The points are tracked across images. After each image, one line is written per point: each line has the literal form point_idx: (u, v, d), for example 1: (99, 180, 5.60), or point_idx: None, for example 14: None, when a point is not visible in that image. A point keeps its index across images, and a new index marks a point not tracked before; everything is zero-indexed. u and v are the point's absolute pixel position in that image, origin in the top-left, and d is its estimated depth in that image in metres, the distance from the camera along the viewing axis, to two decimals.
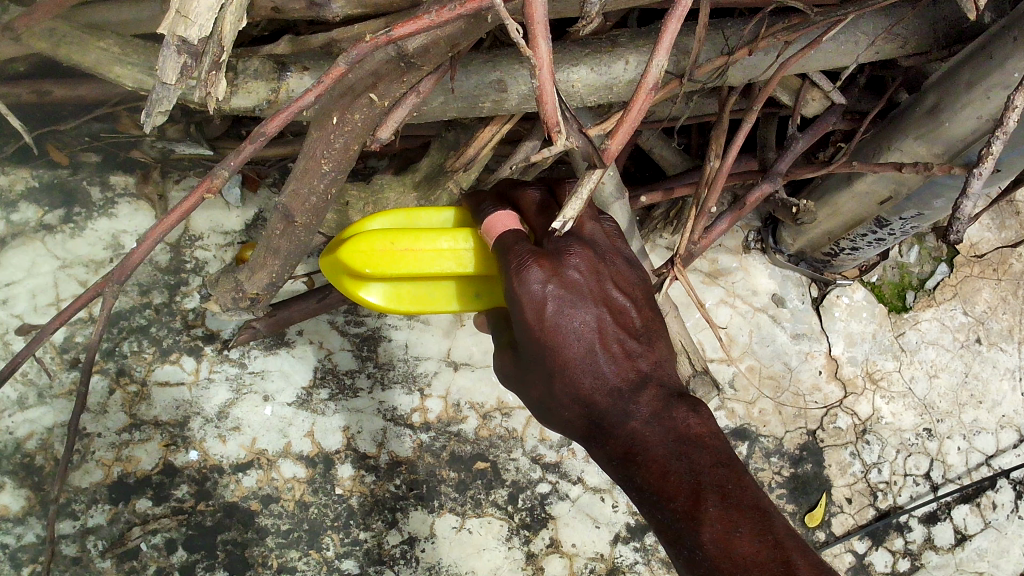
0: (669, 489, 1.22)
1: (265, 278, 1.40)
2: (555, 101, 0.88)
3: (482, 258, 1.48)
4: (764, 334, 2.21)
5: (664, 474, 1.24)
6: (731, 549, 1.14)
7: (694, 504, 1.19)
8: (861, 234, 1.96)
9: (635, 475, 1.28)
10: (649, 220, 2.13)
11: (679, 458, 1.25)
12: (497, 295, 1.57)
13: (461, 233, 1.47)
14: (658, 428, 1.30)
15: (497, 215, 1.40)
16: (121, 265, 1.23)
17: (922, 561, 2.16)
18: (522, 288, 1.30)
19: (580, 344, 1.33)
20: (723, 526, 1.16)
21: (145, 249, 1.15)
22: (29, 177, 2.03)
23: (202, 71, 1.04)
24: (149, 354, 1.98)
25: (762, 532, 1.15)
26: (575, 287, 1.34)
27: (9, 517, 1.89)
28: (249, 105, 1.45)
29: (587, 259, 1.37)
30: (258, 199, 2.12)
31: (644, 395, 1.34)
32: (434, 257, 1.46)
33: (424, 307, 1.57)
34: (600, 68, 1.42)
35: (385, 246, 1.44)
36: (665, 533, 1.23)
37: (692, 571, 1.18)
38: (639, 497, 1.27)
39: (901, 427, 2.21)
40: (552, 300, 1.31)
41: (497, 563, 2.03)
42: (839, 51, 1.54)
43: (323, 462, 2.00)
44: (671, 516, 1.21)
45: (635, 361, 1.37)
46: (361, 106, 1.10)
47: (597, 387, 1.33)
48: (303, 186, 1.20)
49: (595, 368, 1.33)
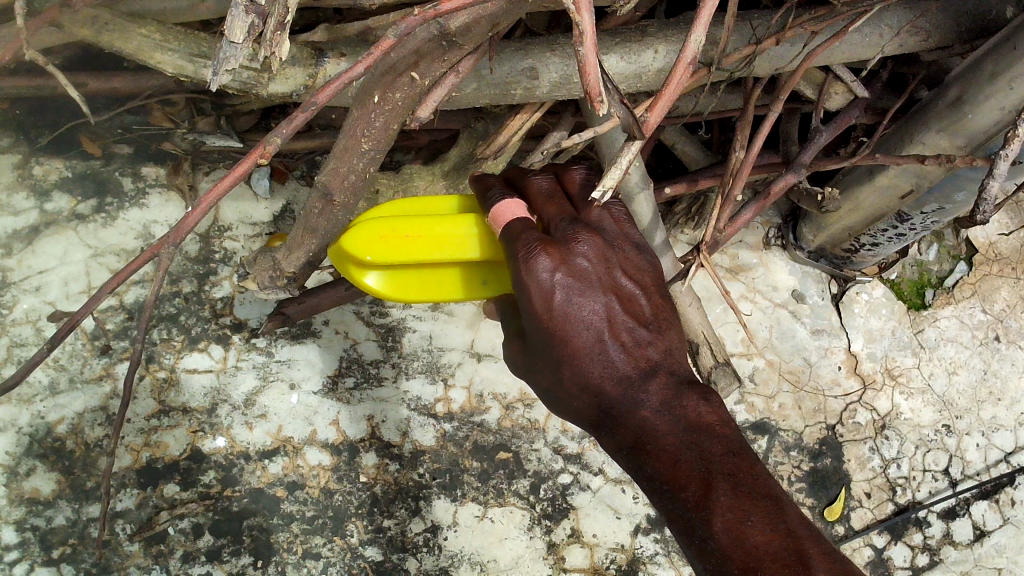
0: (680, 479, 1.24)
1: (303, 257, 1.48)
2: (598, 71, 0.91)
3: (486, 243, 1.44)
4: (784, 329, 2.23)
5: (675, 463, 1.26)
6: (743, 538, 1.16)
7: (706, 492, 1.21)
8: (881, 229, 1.98)
9: (646, 464, 1.30)
10: (670, 215, 2.16)
11: (691, 448, 1.28)
12: (505, 283, 1.53)
13: (463, 219, 1.44)
14: (668, 417, 1.31)
15: (506, 204, 1.39)
16: (176, 228, 1.23)
17: (941, 556, 2.17)
18: (531, 279, 1.31)
19: (590, 333, 1.34)
20: (736, 516, 1.18)
21: (201, 213, 1.18)
22: (63, 167, 2.07)
23: (268, 33, 1.07)
24: (178, 342, 2.01)
25: (773, 521, 1.18)
26: (584, 276, 1.34)
27: (40, 500, 1.90)
28: (286, 90, 1.48)
29: (596, 246, 1.38)
30: (286, 191, 2.15)
31: (654, 384, 1.35)
32: (436, 244, 1.42)
33: (432, 297, 1.53)
34: (630, 56, 1.45)
35: (385, 233, 1.41)
36: (677, 523, 1.25)
37: (704, 559, 1.21)
38: (651, 486, 1.29)
39: (920, 423, 2.23)
40: (561, 289, 1.32)
41: (519, 552, 2.06)
42: (864, 45, 1.57)
43: (348, 450, 2.03)
44: (683, 505, 1.23)
45: (645, 349, 1.38)
46: (402, 84, 1.14)
47: (606, 376, 1.34)
48: (343, 164, 1.25)
49: (605, 357, 1.34)
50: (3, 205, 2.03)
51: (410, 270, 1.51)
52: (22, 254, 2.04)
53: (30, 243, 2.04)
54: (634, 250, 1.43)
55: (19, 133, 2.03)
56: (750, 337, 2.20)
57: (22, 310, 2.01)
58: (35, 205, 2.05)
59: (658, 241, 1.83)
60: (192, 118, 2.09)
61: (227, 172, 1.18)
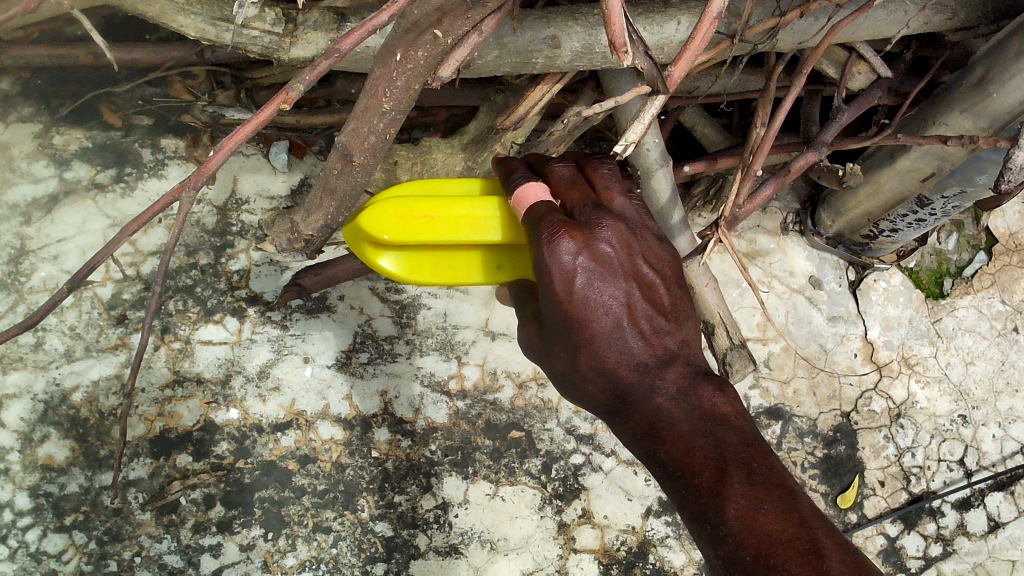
0: (694, 465, 1.20)
1: (321, 220, 1.49)
2: (623, 21, 0.90)
3: (507, 226, 1.43)
4: (800, 314, 2.22)
5: (689, 449, 1.23)
6: (756, 525, 1.12)
7: (720, 479, 1.18)
8: (901, 214, 1.97)
9: (659, 450, 1.27)
10: (688, 197, 2.16)
11: (705, 435, 1.24)
12: (522, 268, 1.52)
13: (483, 202, 1.43)
14: (684, 405, 1.28)
15: (529, 185, 1.34)
16: (197, 171, 1.21)
17: (954, 546, 2.15)
18: (552, 261, 1.27)
19: (608, 318, 1.31)
20: (748, 503, 1.14)
21: (223, 155, 1.17)
22: (83, 137, 2.08)
23: None
24: (194, 313, 2.02)
25: (787, 509, 1.13)
26: (605, 261, 1.31)
27: (53, 467, 1.89)
28: (308, 56, 1.52)
29: (619, 233, 1.34)
30: (304, 165, 2.16)
31: (670, 372, 1.31)
32: (456, 225, 1.41)
33: (448, 280, 1.52)
34: (653, 28, 1.44)
35: (404, 213, 1.39)
36: (688, 509, 1.21)
37: (715, 546, 1.17)
38: (663, 473, 1.25)
39: (936, 412, 2.22)
40: (583, 273, 1.28)
41: (530, 531, 2.04)
42: (888, 21, 1.55)
43: (361, 425, 2.02)
44: (695, 491, 1.19)
45: (663, 338, 1.34)
46: (425, 42, 1.14)
47: (623, 362, 1.31)
48: (364, 124, 1.27)
49: (623, 343, 1.31)
50: (23, 173, 2.04)
51: (426, 251, 1.50)
52: (41, 222, 2.03)
53: (50, 212, 2.04)
54: (655, 240, 1.40)
55: (41, 104, 2.06)
56: (766, 322, 2.19)
57: (40, 279, 2.00)
58: (55, 173, 2.06)
59: (676, 220, 1.82)
60: (211, 92, 2.09)
61: (249, 118, 1.17)
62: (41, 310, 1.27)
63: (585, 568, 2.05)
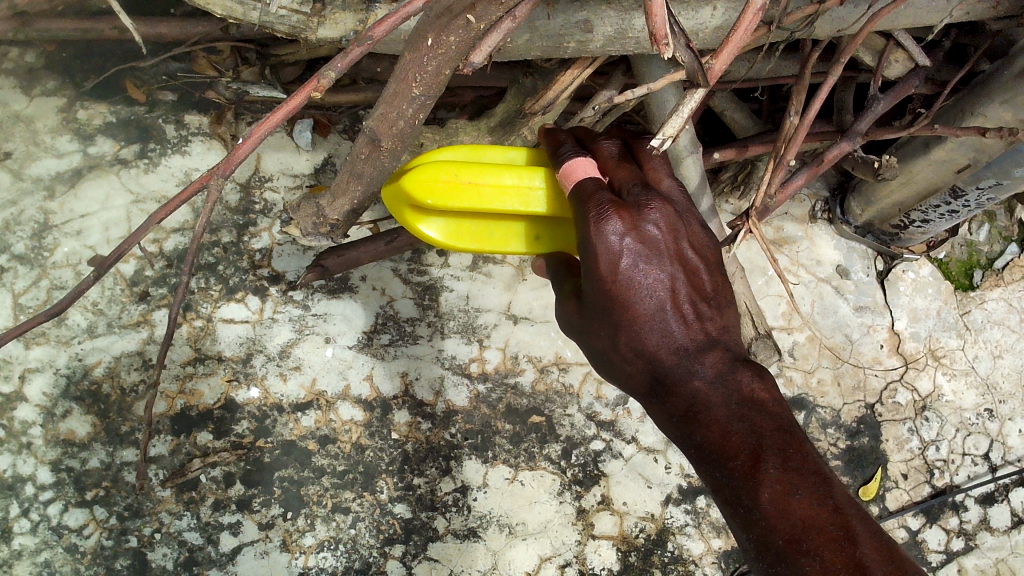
0: (730, 449, 1.16)
1: (348, 204, 1.47)
2: (665, 13, 0.88)
3: (552, 198, 1.42)
4: (827, 304, 2.20)
5: (726, 433, 1.18)
6: (789, 510, 1.07)
7: (756, 464, 1.13)
8: (934, 205, 1.93)
9: (695, 434, 1.22)
10: (716, 182, 2.14)
11: (742, 420, 1.19)
12: (561, 239, 1.51)
13: (528, 172, 1.41)
14: (722, 390, 1.23)
15: (578, 161, 1.33)
16: (226, 159, 1.21)
17: (976, 541, 2.13)
18: (599, 241, 1.25)
19: (651, 300, 1.27)
20: (783, 488, 1.09)
21: (252, 143, 1.17)
22: (107, 112, 2.07)
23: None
24: (216, 291, 2.01)
25: (822, 496, 1.08)
26: (652, 243, 1.28)
27: (75, 442, 1.90)
28: (336, 35, 1.50)
29: (668, 216, 1.31)
30: (328, 144, 2.15)
31: (711, 356, 1.26)
32: (502, 193, 1.39)
33: (488, 247, 1.50)
34: (689, 13, 1.41)
35: (448, 177, 1.37)
36: (722, 493, 1.16)
37: (747, 530, 1.11)
38: (698, 457, 1.20)
39: (961, 405, 2.20)
40: (629, 254, 1.26)
41: (548, 516, 2.03)
42: (929, 9, 1.51)
43: (381, 407, 2.01)
44: (729, 475, 1.14)
45: (705, 323, 1.30)
46: (457, 27, 1.12)
47: (663, 345, 1.27)
48: (393, 109, 1.26)
49: (665, 325, 1.27)
50: (47, 147, 2.03)
51: (468, 216, 1.48)
52: (65, 197, 2.02)
53: (73, 187, 2.03)
54: (700, 226, 1.36)
55: (66, 77, 2.06)
56: (792, 311, 2.17)
57: (63, 254, 1.99)
58: (78, 148, 2.05)
59: (705, 206, 1.80)
60: (236, 68, 2.08)
61: (279, 105, 1.16)
62: (66, 299, 1.26)
63: (604, 555, 2.04)
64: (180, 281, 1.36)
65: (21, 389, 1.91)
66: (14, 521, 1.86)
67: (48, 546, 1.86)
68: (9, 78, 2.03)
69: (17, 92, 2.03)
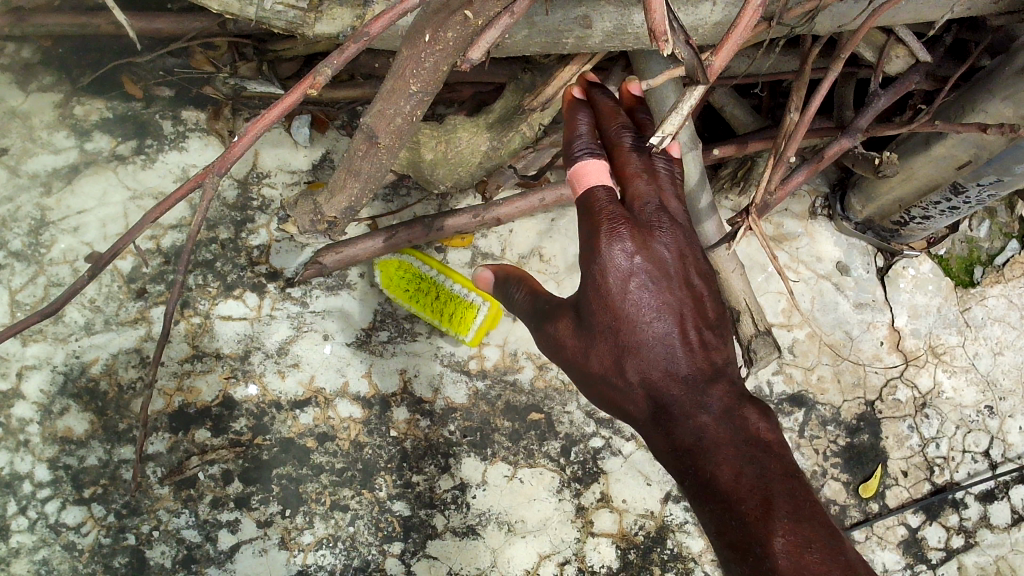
0: (738, 491, 1.14)
1: (344, 202, 1.45)
2: (664, 9, 0.87)
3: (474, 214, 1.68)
4: (826, 300, 2.20)
5: (735, 474, 1.17)
6: (801, 562, 1.05)
7: (766, 510, 1.11)
8: (935, 202, 1.92)
9: (695, 469, 1.21)
10: (715, 179, 2.12)
11: (750, 461, 1.18)
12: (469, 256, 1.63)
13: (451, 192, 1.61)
14: (728, 426, 1.23)
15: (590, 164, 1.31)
16: (223, 157, 1.21)
17: (976, 538, 2.13)
18: (607, 260, 1.29)
19: (659, 327, 1.29)
20: (794, 539, 1.07)
21: (248, 141, 1.16)
22: (104, 108, 2.05)
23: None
24: (213, 288, 2.00)
25: (833, 551, 1.07)
26: (662, 266, 1.30)
27: (73, 439, 1.89)
28: (333, 31, 1.49)
29: (679, 241, 1.33)
30: (326, 140, 2.13)
31: (716, 390, 1.28)
32: None
33: None
34: (688, 7, 1.40)
35: None
36: (726, 536, 1.13)
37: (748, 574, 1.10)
38: (698, 490, 1.19)
39: (962, 403, 2.19)
40: (638, 275, 1.29)
41: (548, 513, 2.03)
42: (930, 4, 1.49)
43: (379, 404, 2.01)
44: (737, 518, 1.12)
45: (711, 354, 1.31)
46: (455, 23, 1.12)
47: (668, 373, 1.28)
48: (390, 106, 1.25)
49: (672, 353, 1.29)
50: (44, 143, 2.02)
51: None
52: (62, 194, 2.01)
53: (70, 183, 2.02)
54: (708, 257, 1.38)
55: (62, 72, 2.04)
56: (792, 308, 2.17)
57: (60, 250, 1.99)
58: (75, 144, 2.03)
59: (704, 204, 1.80)
60: (234, 63, 2.05)
61: (275, 103, 1.15)
62: (62, 298, 1.28)
63: (603, 553, 2.03)
64: (176, 280, 1.37)
65: (18, 386, 1.90)
66: (12, 518, 1.86)
67: (46, 544, 1.86)
68: (5, 74, 2.02)
69: (13, 88, 2.02)
